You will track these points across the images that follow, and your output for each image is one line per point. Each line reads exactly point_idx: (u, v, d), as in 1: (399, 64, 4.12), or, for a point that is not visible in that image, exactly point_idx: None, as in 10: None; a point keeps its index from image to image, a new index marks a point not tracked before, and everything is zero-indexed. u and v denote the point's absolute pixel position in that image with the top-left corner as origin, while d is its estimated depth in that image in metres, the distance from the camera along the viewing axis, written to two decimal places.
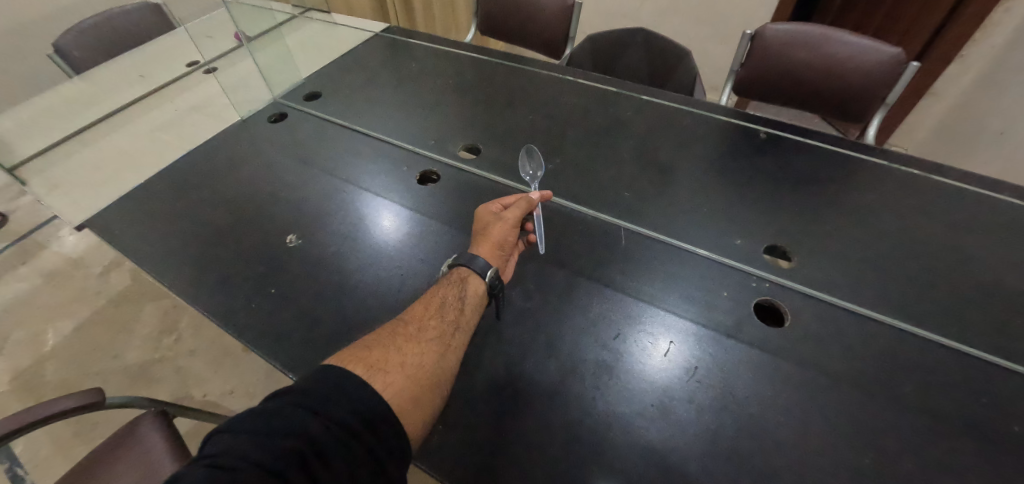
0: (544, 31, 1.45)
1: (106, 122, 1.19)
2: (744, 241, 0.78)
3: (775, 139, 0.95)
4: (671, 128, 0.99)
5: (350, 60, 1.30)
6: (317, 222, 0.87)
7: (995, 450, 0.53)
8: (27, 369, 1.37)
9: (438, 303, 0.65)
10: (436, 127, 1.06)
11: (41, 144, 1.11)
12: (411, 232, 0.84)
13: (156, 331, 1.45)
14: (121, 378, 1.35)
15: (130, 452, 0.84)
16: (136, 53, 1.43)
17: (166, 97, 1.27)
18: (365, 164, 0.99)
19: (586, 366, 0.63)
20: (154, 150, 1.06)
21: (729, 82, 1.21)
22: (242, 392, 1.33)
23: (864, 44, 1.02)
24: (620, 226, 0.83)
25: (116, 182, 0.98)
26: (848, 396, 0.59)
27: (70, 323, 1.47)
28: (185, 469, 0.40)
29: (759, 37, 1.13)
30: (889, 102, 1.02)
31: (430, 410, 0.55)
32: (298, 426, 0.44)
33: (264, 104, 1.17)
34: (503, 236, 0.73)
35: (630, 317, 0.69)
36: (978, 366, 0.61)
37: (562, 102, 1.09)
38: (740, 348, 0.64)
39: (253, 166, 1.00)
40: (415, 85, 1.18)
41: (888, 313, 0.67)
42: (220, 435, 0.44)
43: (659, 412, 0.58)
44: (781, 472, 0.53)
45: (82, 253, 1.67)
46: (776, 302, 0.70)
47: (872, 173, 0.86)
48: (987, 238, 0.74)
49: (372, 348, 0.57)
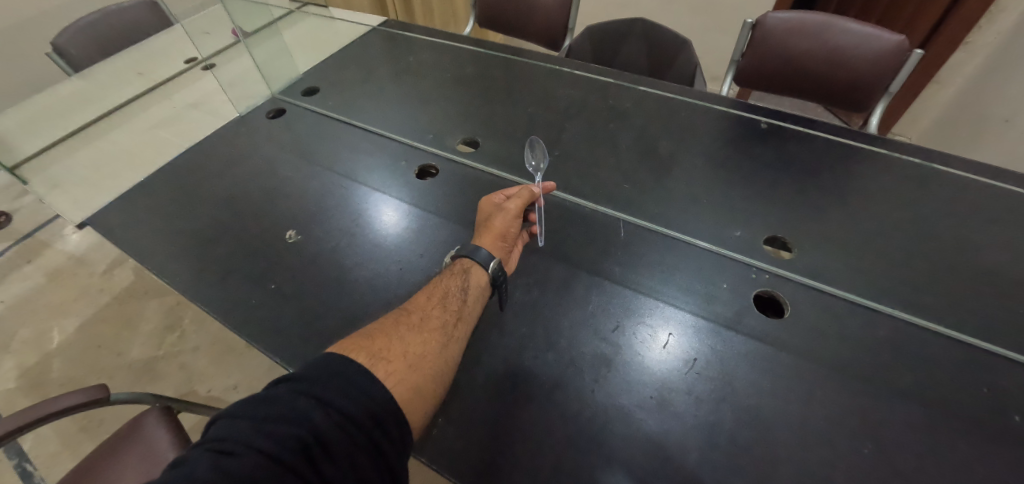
0: (543, 22, 1.44)
1: (105, 119, 1.19)
2: (744, 232, 0.78)
3: (776, 129, 0.94)
4: (671, 119, 0.99)
5: (347, 54, 1.29)
6: (316, 217, 0.87)
7: (997, 440, 0.53)
8: (34, 366, 1.38)
9: (441, 294, 0.65)
10: (434, 121, 1.06)
11: (42, 142, 1.12)
12: (410, 226, 0.84)
13: (160, 327, 1.47)
14: (127, 374, 1.36)
15: (135, 448, 0.84)
16: (134, 50, 1.42)
17: (165, 94, 1.27)
18: (363, 159, 0.99)
19: (586, 359, 0.64)
20: (155, 147, 1.06)
21: (730, 72, 1.20)
22: (247, 387, 1.34)
23: (866, 31, 1.01)
24: (620, 219, 0.82)
25: (117, 179, 0.99)
26: (848, 385, 0.59)
27: (76, 321, 1.48)
28: (191, 455, 0.41)
29: (760, 26, 1.11)
30: (891, 91, 1.01)
31: (432, 400, 0.55)
32: (300, 413, 0.45)
33: (262, 100, 1.17)
34: (504, 227, 0.72)
35: (629, 310, 0.69)
36: (978, 356, 0.61)
37: (561, 94, 1.08)
38: (740, 339, 0.64)
39: (252, 162, 1.00)
40: (413, 79, 1.18)
41: (889, 303, 0.67)
42: (222, 420, 0.45)
43: (659, 404, 0.59)
44: (781, 463, 0.53)
45: (85, 251, 1.68)
46: (777, 294, 0.70)
47: (874, 163, 0.85)
48: (990, 227, 0.74)
49: (375, 337, 0.57)
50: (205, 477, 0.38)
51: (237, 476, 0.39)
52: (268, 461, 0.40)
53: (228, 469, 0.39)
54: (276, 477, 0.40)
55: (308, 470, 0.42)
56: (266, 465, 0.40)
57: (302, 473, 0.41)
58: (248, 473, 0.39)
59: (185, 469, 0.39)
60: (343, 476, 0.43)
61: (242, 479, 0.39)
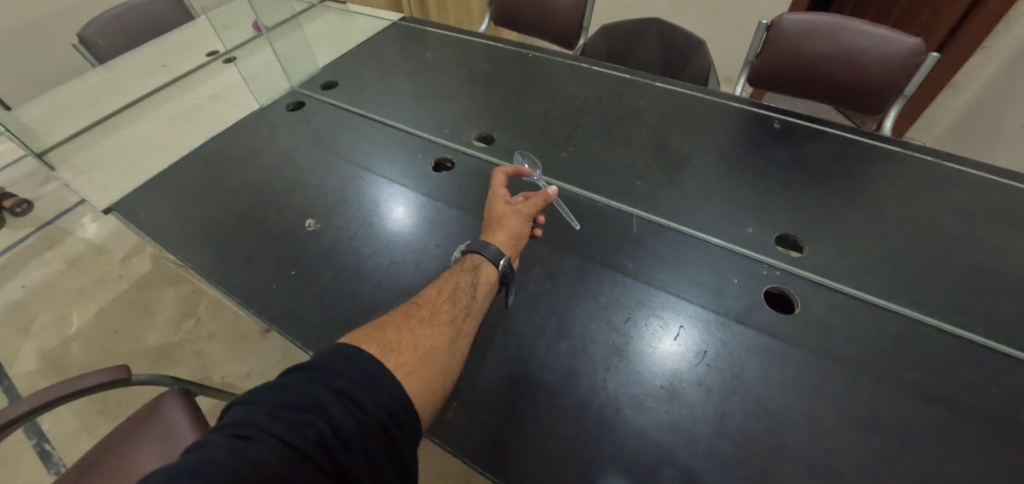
0: (558, 20, 1.45)
1: (130, 109, 1.22)
2: (756, 230, 0.79)
3: (789, 128, 0.94)
4: (685, 117, 0.99)
5: (366, 48, 1.32)
6: (334, 207, 0.89)
7: (1002, 437, 0.54)
8: (54, 350, 1.42)
9: (451, 289, 0.66)
10: (451, 115, 1.08)
11: (68, 131, 1.15)
12: (425, 218, 0.86)
13: (176, 314, 1.50)
14: (144, 358, 1.39)
15: (152, 429, 0.87)
16: (158, 42, 1.46)
17: (187, 85, 1.30)
18: (380, 151, 1.01)
19: (597, 348, 0.65)
20: (179, 136, 1.09)
21: (744, 73, 1.20)
22: (260, 373, 1.36)
23: (883, 34, 1.01)
24: (632, 214, 0.84)
25: (142, 167, 1.01)
26: (855, 381, 0.59)
27: (95, 307, 1.52)
28: (208, 439, 0.42)
29: (775, 28, 1.12)
30: (906, 94, 1.02)
31: (441, 390, 0.56)
32: (315, 402, 0.46)
33: (282, 92, 1.19)
34: (519, 228, 0.73)
35: (641, 302, 0.70)
36: (987, 355, 0.61)
37: (576, 90, 1.09)
38: (750, 333, 0.65)
39: (273, 152, 1.02)
40: (430, 74, 1.20)
41: (900, 302, 0.67)
42: (239, 406, 0.46)
43: (669, 394, 0.60)
44: (786, 452, 0.54)
45: (105, 239, 1.72)
46: (787, 291, 0.71)
47: (888, 163, 0.85)
48: (1004, 229, 0.74)
49: (386, 329, 0.58)
50: (222, 460, 0.39)
51: (254, 461, 0.40)
52: (283, 447, 0.41)
53: (244, 453, 0.40)
54: (291, 464, 0.40)
55: (324, 459, 0.42)
56: (282, 451, 0.41)
57: (317, 459, 0.42)
58: (265, 458, 0.40)
59: (203, 451, 0.40)
60: (357, 466, 0.44)
61: (259, 463, 0.40)
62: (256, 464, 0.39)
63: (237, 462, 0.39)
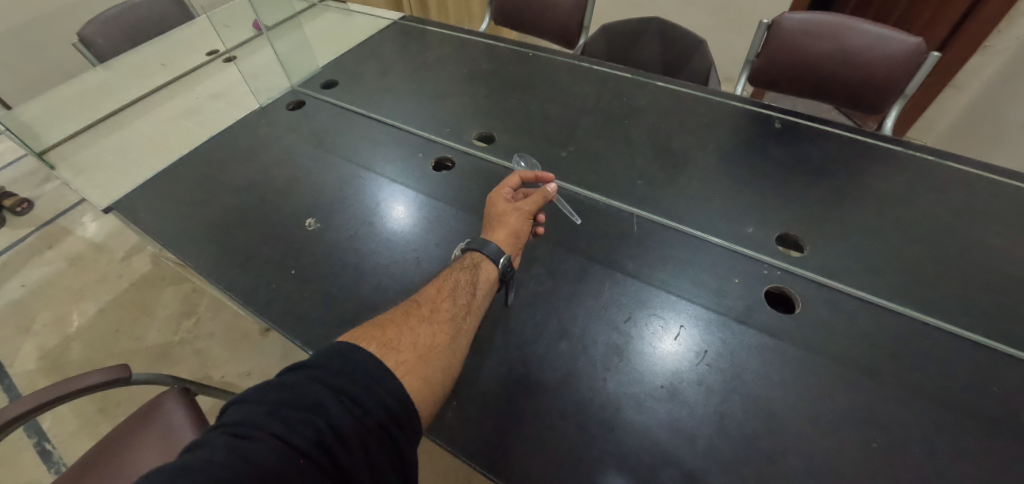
0: (558, 20, 1.45)
1: (130, 108, 1.22)
2: (756, 229, 0.78)
3: (790, 128, 0.94)
4: (685, 117, 0.99)
5: (366, 47, 1.32)
6: (334, 207, 0.89)
7: (1002, 436, 0.54)
8: (54, 349, 1.42)
9: (451, 287, 0.66)
10: (451, 114, 1.07)
11: (68, 130, 1.15)
12: (425, 218, 0.86)
13: (176, 313, 1.50)
14: (144, 358, 1.40)
15: (152, 428, 0.87)
16: (158, 41, 1.46)
17: (187, 85, 1.30)
18: (380, 150, 1.01)
19: (598, 348, 0.65)
20: (180, 135, 1.09)
21: (745, 72, 1.20)
22: (260, 372, 1.36)
23: (884, 33, 1.01)
24: (632, 213, 0.83)
25: (142, 166, 1.01)
26: (855, 381, 0.59)
27: (95, 306, 1.52)
28: (208, 439, 0.42)
29: (776, 27, 1.12)
30: (907, 93, 1.02)
31: (441, 389, 0.56)
32: (315, 401, 0.46)
33: (283, 91, 1.19)
34: (519, 226, 0.73)
35: (641, 302, 0.70)
36: (988, 355, 0.61)
37: (576, 90, 1.09)
38: (751, 333, 0.65)
39: (273, 151, 1.02)
40: (431, 73, 1.20)
41: (900, 301, 0.67)
42: (238, 405, 0.46)
43: (669, 393, 0.60)
44: (786, 452, 0.54)
45: (105, 238, 1.72)
46: (788, 290, 0.70)
47: (888, 162, 0.85)
48: (1005, 229, 0.74)
49: (386, 327, 0.58)
50: (222, 459, 0.39)
51: (254, 460, 0.40)
52: (283, 447, 0.41)
53: (244, 452, 0.40)
54: (291, 464, 0.40)
55: (324, 459, 0.42)
56: (282, 451, 0.41)
57: (317, 459, 0.42)
58: (264, 457, 0.40)
59: (203, 451, 0.40)
60: (357, 465, 0.44)
61: (259, 463, 0.40)
62: (256, 464, 0.39)
63: (238, 462, 0.39)
